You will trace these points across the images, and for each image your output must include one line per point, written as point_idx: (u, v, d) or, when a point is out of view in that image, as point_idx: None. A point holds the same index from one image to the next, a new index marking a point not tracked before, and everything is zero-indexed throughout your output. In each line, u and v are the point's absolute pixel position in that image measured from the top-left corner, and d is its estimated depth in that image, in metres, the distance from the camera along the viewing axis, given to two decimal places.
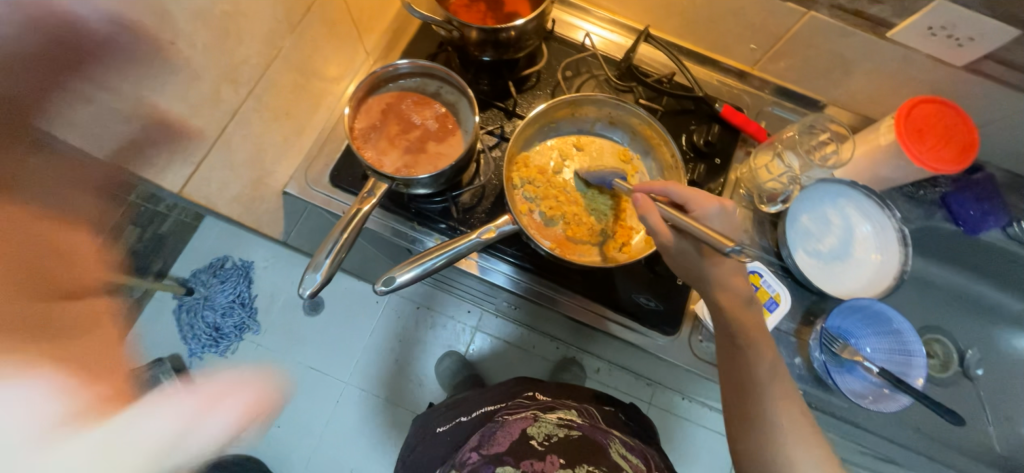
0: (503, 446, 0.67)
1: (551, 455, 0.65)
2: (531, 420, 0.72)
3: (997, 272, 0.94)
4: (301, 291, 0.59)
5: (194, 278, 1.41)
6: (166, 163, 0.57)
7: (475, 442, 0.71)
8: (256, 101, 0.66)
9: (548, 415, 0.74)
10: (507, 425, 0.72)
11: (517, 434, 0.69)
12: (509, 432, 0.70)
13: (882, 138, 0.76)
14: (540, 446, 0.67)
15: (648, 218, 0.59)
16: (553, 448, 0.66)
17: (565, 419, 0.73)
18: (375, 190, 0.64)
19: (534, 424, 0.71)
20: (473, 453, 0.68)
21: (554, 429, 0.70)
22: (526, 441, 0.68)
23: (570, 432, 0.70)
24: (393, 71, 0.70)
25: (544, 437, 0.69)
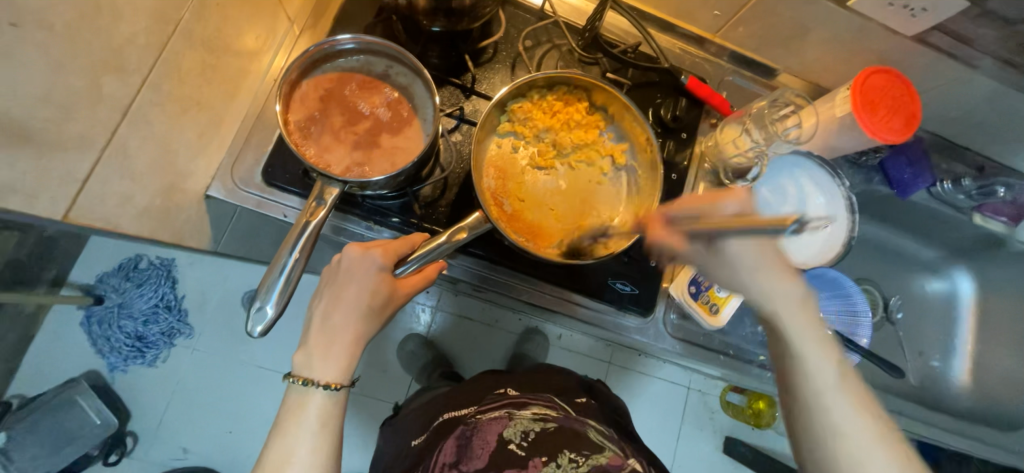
0: (483, 460, 0.63)
1: (532, 458, 0.61)
2: (506, 420, 0.67)
3: (920, 226, 1.03)
4: (250, 330, 0.50)
5: (101, 284, 1.18)
6: (39, 186, 0.48)
7: (452, 456, 0.64)
8: (153, 91, 0.56)
9: (522, 411, 0.69)
10: (482, 429, 0.67)
11: (493, 442, 0.64)
12: (486, 441, 0.65)
13: (838, 109, 0.77)
14: (519, 449, 0.62)
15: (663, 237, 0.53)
16: (534, 449, 0.62)
17: (540, 413, 0.69)
18: (325, 197, 0.54)
19: (509, 425, 0.66)
20: (453, 472, 0.63)
21: (531, 424, 0.66)
22: (504, 447, 0.63)
23: (547, 425, 0.66)
24: (330, 48, 0.61)
25: (522, 436, 0.64)
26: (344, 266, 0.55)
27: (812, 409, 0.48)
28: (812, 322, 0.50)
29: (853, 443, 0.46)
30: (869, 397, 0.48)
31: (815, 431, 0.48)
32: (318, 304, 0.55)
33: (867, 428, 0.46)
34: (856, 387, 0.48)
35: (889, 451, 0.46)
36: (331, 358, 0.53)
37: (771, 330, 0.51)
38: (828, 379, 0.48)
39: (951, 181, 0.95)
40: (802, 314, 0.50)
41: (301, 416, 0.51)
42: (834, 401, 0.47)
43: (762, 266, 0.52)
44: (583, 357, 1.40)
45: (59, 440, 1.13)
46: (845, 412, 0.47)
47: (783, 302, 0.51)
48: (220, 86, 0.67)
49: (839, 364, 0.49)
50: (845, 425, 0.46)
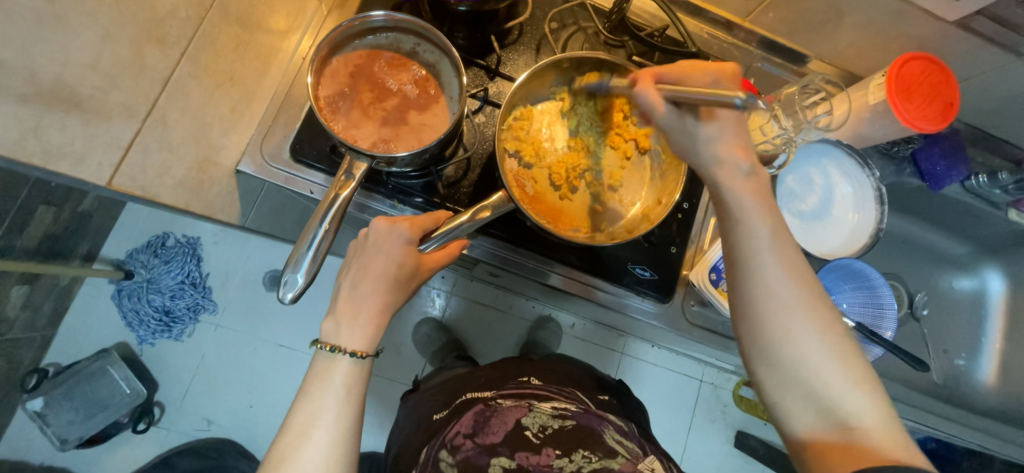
0: (499, 436, 0.63)
1: (546, 448, 0.61)
2: (525, 409, 0.67)
3: (950, 222, 1.00)
4: (282, 297, 0.52)
5: (130, 260, 1.23)
6: (86, 151, 0.51)
7: (468, 427, 0.65)
8: (191, 64, 0.59)
9: (544, 404, 0.69)
10: (502, 412, 0.67)
11: (511, 424, 0.65)
12: (503, 422, 0.65)
13: (871, 97, 0.75)
14: (535, 439, 0.62)
15: (641, 98, 0.52)
16: (549, 441, 0.62)
17: (560, 408, 0.69)
18: (354, 172, 0.56)
19: (528, 414, 0.66)
20: (467, 440, 0.63)
21: (550, 420, 0.66)
22: (521, 432, 0.63)
23: (566, 422, 0.65)
24: (359, 26, 0.61)
25: (540, 427, 0.64)
26: (371, 239, 0.56)
27: (744, 268, 0.48)
28: (751, 194, 0.50)
29: (784, 304, 0.46)
30: (814, 287, 0.47)
31: (746, 291, 0.47)
32: (346, 275, 0.56)
33: (795, 291, 0.46)
34: (789, 254, 0.48)
35: (832, 340, 0.45)
36: (357, 326, 0.54)
37: (720, 212, 0.51)
38: (770, 269, 0.47)
39: (986, 174, 0.91)
40: (755, 203, 0.49)
41: (327, 381, 0.53)
42: (771, 277, 0.46)
43: (718, 151, 0.51)
44: (596, 346, 1.40)
45: (93, 406, 1.18)
46: (776, 272, 0.47)
47: (738, 192, 0.50)
48: (251, 63, 0.68)
49: (784, 256, 0.47)
50: (775, 286, 0.46)
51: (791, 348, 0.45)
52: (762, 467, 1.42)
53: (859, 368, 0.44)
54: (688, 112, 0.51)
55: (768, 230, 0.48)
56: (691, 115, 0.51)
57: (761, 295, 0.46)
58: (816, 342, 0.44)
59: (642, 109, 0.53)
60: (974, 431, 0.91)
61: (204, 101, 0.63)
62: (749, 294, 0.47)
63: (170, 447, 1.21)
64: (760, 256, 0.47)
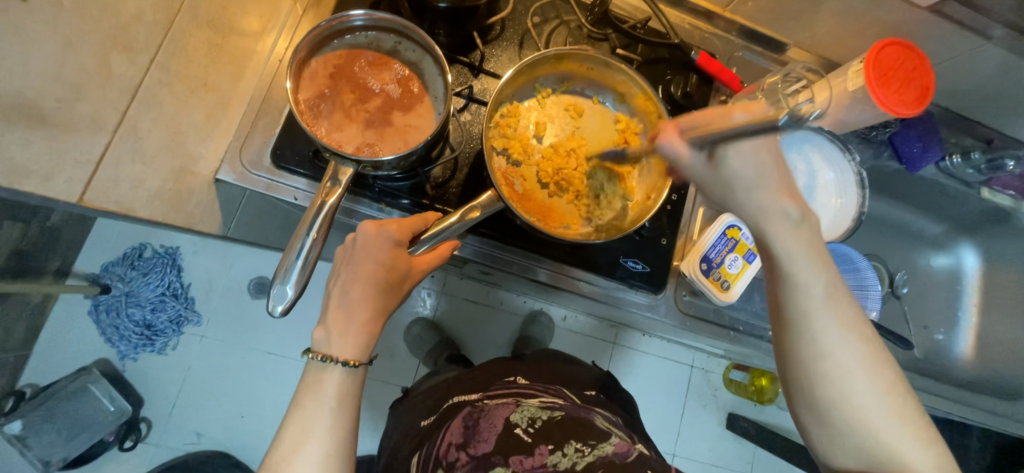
0: (490, 444, 0.62)
1: (539, 445, 0.60)
2: (512, 406, 0.67)
3: (926, 201, 1.03)
4: (271, 310, 0.51)
5: (107, 274, 1.19)
6: (52, 168, 0.49)
7: (460, 437, 0.64)
8: (161, 71, 0.58)
9: (530, 399, 0.69)
10: (489, 412, 0.67)
11: (501, 423, 0.64)
12: (493, 424, 0.64)
13: (851, 83, 0.76)
14: (525, 435, 0.62)
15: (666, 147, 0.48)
16: (540, 437, 0.61)
17: (547, 401, 0.69)
18: (339, 177, 0.54)
19: (516, 410, 0.66)
20: (460, 453, 0.62)
21: (539, 412, 0.65)
22: (511, 429, 0.63)
23: (554, 414, 0.65)
24: (338, 25, 0.60)
25: (529, 422, 0.64)
26: (359, 244, 0.55)
27: (803, 333, 0.46)
28: (811, 254, 0.46)
29: (846, 368, 0.45)
30: (870, 340, 0.46)
31: (802, 360, 0.46)
32: (336, 282, 0.55)
33: (856, 353, 0.45)
34: (846, 307, 0.46)
35: (889, 395, 0.45)
36: (348, 335, 0.53)
37: (771, 272, 0.47)
38: (828, 328, 0.45)
39: (960, 154, 0.94)
40: (812, 258, 0.46)
41: (320, 392, 0.52)
42: (825, 338, 0.45)
43: (763, 199, 0.46)
44: (588, 338, 1.41)
45: (74, 427, 1.15)
46: (833, 332, 0.45)
47: (790, 244, 0.46)
48: (226, 67, 0.65)
49: (842, 312, 0.46)
50: (834, 348, 0.45)
51: (851, 409, 0.45)
52: (753, 447, 1.46)
53: (917, 426, 0.45)
54: (722, 155, 0.46)
55: (824, 282, 0.46)
56: (721, 156, 0.46)
57: (818, 359, 0.45)
58: (879, 406, 0.44)
59: (669, 157, 0.48)
60: (954, 403, 0.94)
61: (177, 108, 0.60)
62: (810, 362, 0.46)
63: (160, 464, 1.18)
64: (813, 308, 0.46)
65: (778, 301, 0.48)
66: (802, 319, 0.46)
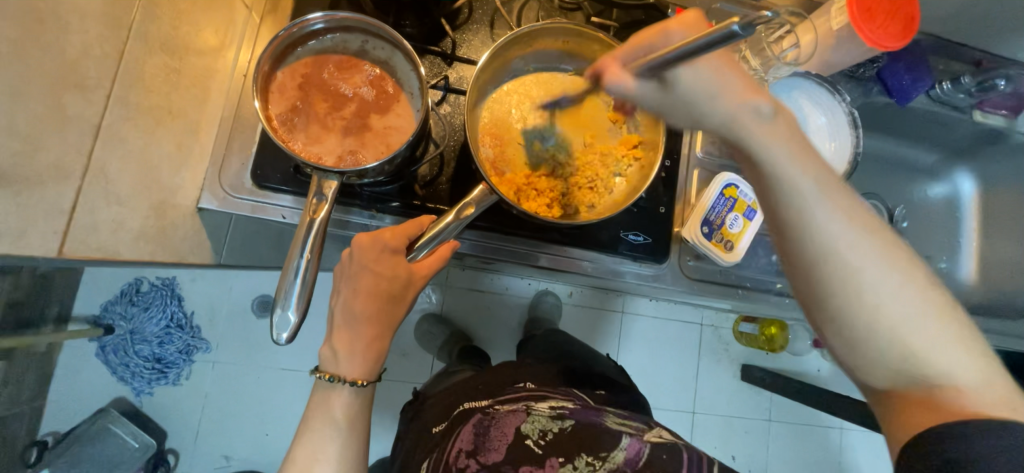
0: (501, 452, 0.63)
1: (550, 458, 0.62)
2: (523, 414, 0.66)
3: (919, 132, 1.02)
4: (276, 338, 0.49)
5: (108, 314, 1.17)
6: (25, 226, 0.43)
7: (469, 443, 0.64)
8: (121, 106, 0.50)
9: (540, 404, 0.68)
10: (500, 420, 0.66)
11: (512, 435, 0.64)
12: (503, 433, 0.65)
13: (835, 22, 0.73)
14: (537, 448, 0.63)
15: (615, 87, 0.44)
16: (551, 448, 0.62)
17: (558, 407, 0.68)
18: (325, 191, 0.52)
19: (527, 421, 0.65)
20: (470, 461, 0.63)
21: (550, 422, 0.65)
22: (522, 442, 0.63)
23: (565, 423, 0.65)
24: (299, 31, 0.57)
25: (540, 433, 0.64)
26: (354, 259, 0.53)
27: (805, 240, 0.42)
28: (802, 157, 0.41)
29: (858, 265, 0.41)
30: (881, 230, 0.42)
31: (813, 267, 0.42)
32: (338, 301, 0.53)
33: (868, 243, 0.41)
34: (847, 200, 0.42)
35: (911, 286, 0.41)
36: (357, 353, 0.52)
37: (761, 185, 0.43)
38: (831, 220, 0.41)
39: (950, 80, 0.92)
40: (790, 147, 0.41)
41: (333, 412, 0.52)
42: (838, 239, 0.41)
43: (729, 105, 0.42)
44: (596, 311, 1.42)
45: (103, 466, 1.16)
46: (843, 231, 0.41)
47: (760, 134, 0.41)
48: (189, 91, 0.60)
49: (843, 203, 0.41)
50: (842, 246, 0.41)
51: (869, 310, 0.41)
52: (769, 394, 1.48)
53: (935, 300, 0.42)
54: (670, 78, 0.43)
55: (814, 178, 0.41)
56: (667, 81, 0.43)
57: (828, 270, 0.41)
58: (895, 298, 0.41)
59: (620, 95, 0.45)
60: None
61: (146, 141, 0.55)
62: (817, 273, 0.42)
63: None
64: (810, 204, 0.41)
65: (772, 212, 0.43)
66: (809, 228, 0.41)
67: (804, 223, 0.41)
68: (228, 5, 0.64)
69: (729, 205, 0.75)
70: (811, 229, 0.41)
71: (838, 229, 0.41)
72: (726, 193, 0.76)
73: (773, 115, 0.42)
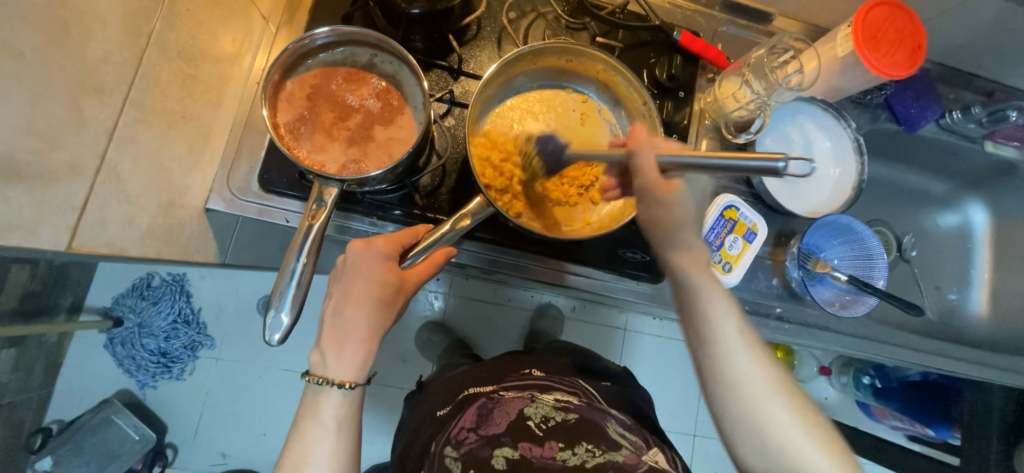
0: (502, 426, 0.64)
1: (550, 441, 0.62)
2: (528, 400, 0.68)
3: (930, 161, 1.00)
4: (268, 339, 0.51)
5: (118, 306, 1.20)
6: (36, 219, 0.45)
7: (471, 421, 0.65)
8: (135, 109, 0.53)
9: (545, 395, 0.69)
10: (505, 403, 0.67)
11: (513, 414, 0.65)
12: (506, 412, 0.66)
13: (840, 49, 0.73)
14: (538, 430, 0.63)
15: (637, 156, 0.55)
16: (553, 433, 0.63)
17: (563, 400, 0.68)
18: (325, 198, 0.54)
19: (530, 405, 0.67)
20: (470, 433, 0.63)
21: (553, 410, 0.66)
22: (523, 422, 0.64)
23: (568, 415, 0.65)
24: (309, 44, 0.59)
25: (543, 418, 0.65)
26: (348, 264, 0.55)
27: (723, 363, 0.53)
28: (725, 302, 0.56)
29: (763, 393, 0.51)
30: (781, 375, 0.53)
31: (724, 387, 0.53)
32: (329, 304, 0.54)
33: (768, 378, 0.52)
34: (754, 342, 0.54)
35: (806, 425, 0.50)
36: (346, 356, 0.53)
37: (690, 317, 0.57)
38: (743, 352, 0.53)
39: (960, 110, 0.92)
40: (715, 290, 0.57)
41: (320, 414, 0.53)
42: (744, 365, 0.53)
43: (683, 255, 0.59)
44: (598, 326, 1.41)
45: (103, 458, 1.18)
46: (749, 363, 0.53)
47: (699, 282, 0.57)
48: (204, 96, 0.62)
49: (758, 350, 0.54)
50: (751, 373, 0.52)
51: (769, 436, 0.50)
52: None
53: (829, 444, 0.50)
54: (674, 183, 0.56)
55: (732, 320, 0.55)
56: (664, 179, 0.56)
57: (735, 394, 0.52)
58: (794, 429, 0.50)
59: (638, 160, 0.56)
60: (966, 363, 0.94)
61: (158, 143, 0.57)
62: (731, 393, 0.52)
63: None
64: (730, 339, 0.54)
65: (700, 338, 0.55)
66: (726, 355, 0.53)
67: (722, 350, 0.54)
68: (246, 16, 0.67)
69: (729, 227, 0.75)
70: (729, 358, 0.53)
71: (745, 357, 0.53)
72: (725, 215, 0.76)
73: (707, 265, 0.58)
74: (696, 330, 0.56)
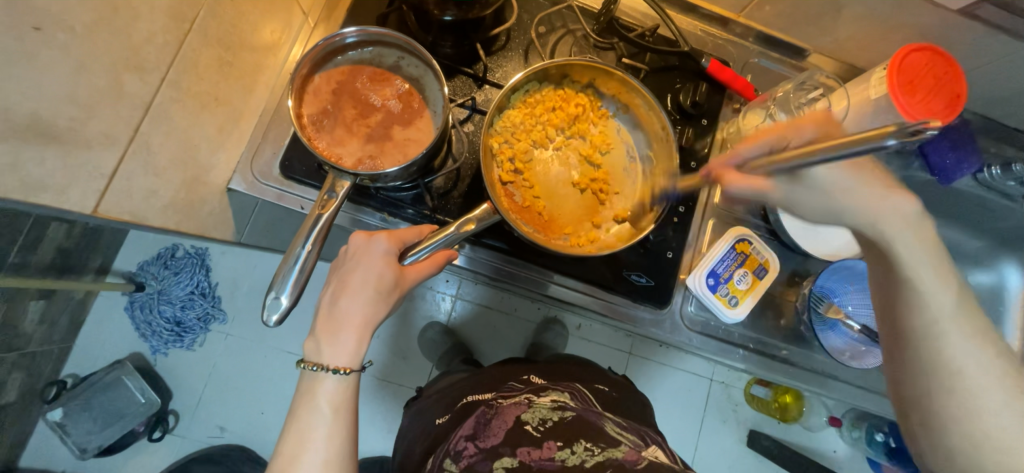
0: (500, 437, 0.63)
1: (548, 441, 0.61)
2: (524, 406, 0.67)
3: (965, 215, 0.96)
4: (266, 320, 0.52)
5: (142, 272, 1.24)
6: (68, 182, 0.48)
7: (469, 430, 0.65)
8: (172, 88, 0.56)
9: (542, 399, 0.69)
10: (502, 411, 0.67)
11: (511, 422, 0.64)
12: (504, 421, 0.65)
13: (872, 90, 0.72)
14: (535, 432, 0.62)
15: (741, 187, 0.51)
16: (550, 433, 0.62)
17: (559, 402, 0.68)
18: (336, 190, 0.56)
19: (527, 410, 0.66)
20: (469, 444, 0.63)
21: (550, 412, 0.65)
22: (520, 427, 0.63)
23: (565, 414, 0.65)
24: (340, 42, 0.61)
25: (540, 421, 0.64)
26: (349, 255, 0.57)
27: (927, 332, 0.48)
28: (934, 261, 0.48)
29: (966, 366, 0.46)
30: (993, 342, 0.47)
31: (932, 362, 0.48)
32: (326, 292, 0.56)
33: (977, 343, 0.46)
34: (971, 308, 0.47)
35: (1002, 374, 0.46)
36: (339, 344, 0.53)
37: (890, 275, 0.50)
38: (960, 333, 0.47)
39: (1000, 166, 0.88)
40: (922, 248, 0.48)
41: (315, 400, 0.53)
42: (953, 340, 0.47)
43: (869, 200, 0.49)
44: (602, 347, 1.39)
45: (109, 416, 1.21)
46: (961, 335, 0.47)
47: (908, 237, 0.48)
48: (237, 82, 0.66)
49: (967, 310, 0.47)
50: (959, 347, 0.47)
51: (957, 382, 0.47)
52: (775, 466, 1.39)
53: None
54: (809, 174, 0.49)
55: (947, 291, 0.48)
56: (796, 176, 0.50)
57: (932, 360, 0.48)
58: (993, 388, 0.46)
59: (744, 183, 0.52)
60: None
61: (190, 122, 0.61)
62: (924, 362, 0.49)
63: (185, 454, 1.25)
64: (941, 309, 0.47)
65: (903, 302, 0.49)
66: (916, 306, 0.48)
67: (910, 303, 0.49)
68: (287, 10, 0.70)
69: (739, 260, 0.75)
70: (933, 321, 0.48)
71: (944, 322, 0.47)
72: (736, 248, 0.76)
73: (916, 212, 0.48)
74: (902, 301, 0.49)
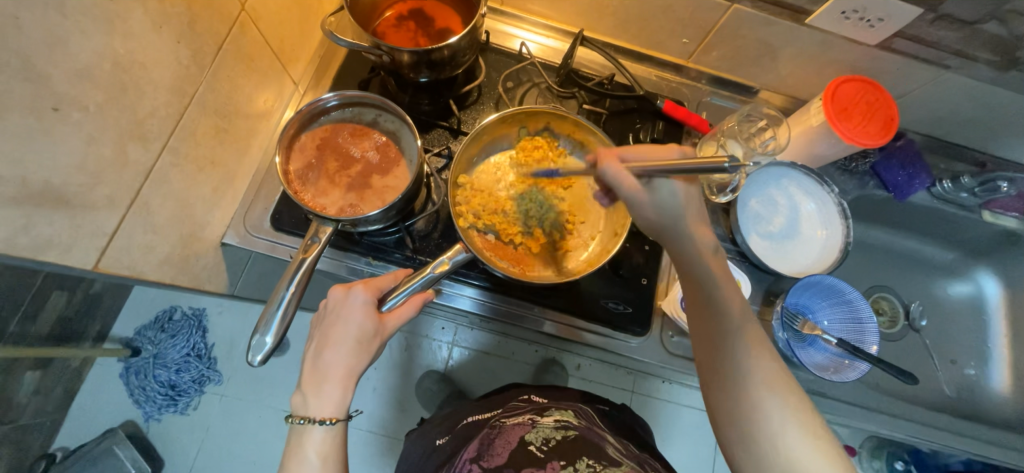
0: (503, 457, 0.63)
1: (551, 461, 0.60)
2: (528, 426, 0.67)
3: (930, 229, 1.00)
4: (250, 360, 0.54)
5: (139, 337, 1.26)
6: (72, 241, 0.52)
7: (473, 452, 0.65)
8: (172, 154, 0.62)
9: (545, 418, 0.69)
10: (506, 432, 0.67)
11: (514, 442, 0.64)
12: (507, 441, 0.65)
13: (813, 119, 0.78)
14: (539, 453, 0.62)
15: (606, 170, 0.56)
16: (554, 453, 0.61)
17: (561, 421, 0.68)
18: (319, 236, 0.60)
19: (531, 430, 0.66)
20: (474, 465, 0.63)
21: (553, 432, 0.66)
22: (525, 448, 0.63)
23: (568, 433, 0.65)
24: (323, 105, 0.69)
25: (543, 441, 0.64)
26: (330, 308, 0.59)
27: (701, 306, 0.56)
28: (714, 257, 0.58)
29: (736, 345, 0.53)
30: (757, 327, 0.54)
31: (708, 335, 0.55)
32: (310, 346, 0.59)
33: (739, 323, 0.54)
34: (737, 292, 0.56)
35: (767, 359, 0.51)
36: (324, 396, 0.56)
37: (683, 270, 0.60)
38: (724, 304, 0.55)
39: (950, 179, 0.94)
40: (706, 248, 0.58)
41: (303, 456, 0.54)
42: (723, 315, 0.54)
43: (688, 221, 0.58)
44: (601, 386, 1.37)
45: None
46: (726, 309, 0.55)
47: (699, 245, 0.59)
48: (232, 145, 0.73)
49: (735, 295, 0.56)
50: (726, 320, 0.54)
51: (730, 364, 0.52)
52: None
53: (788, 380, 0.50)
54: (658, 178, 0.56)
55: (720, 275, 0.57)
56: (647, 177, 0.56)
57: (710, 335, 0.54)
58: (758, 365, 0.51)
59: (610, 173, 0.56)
60: (991, 446, 0.87)
61: (187, 183, 0.66)
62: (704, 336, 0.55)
63: None
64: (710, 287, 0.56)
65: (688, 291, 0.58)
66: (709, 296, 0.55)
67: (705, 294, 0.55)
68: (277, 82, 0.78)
69: None
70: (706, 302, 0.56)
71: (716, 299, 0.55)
72: None
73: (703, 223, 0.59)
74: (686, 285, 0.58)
